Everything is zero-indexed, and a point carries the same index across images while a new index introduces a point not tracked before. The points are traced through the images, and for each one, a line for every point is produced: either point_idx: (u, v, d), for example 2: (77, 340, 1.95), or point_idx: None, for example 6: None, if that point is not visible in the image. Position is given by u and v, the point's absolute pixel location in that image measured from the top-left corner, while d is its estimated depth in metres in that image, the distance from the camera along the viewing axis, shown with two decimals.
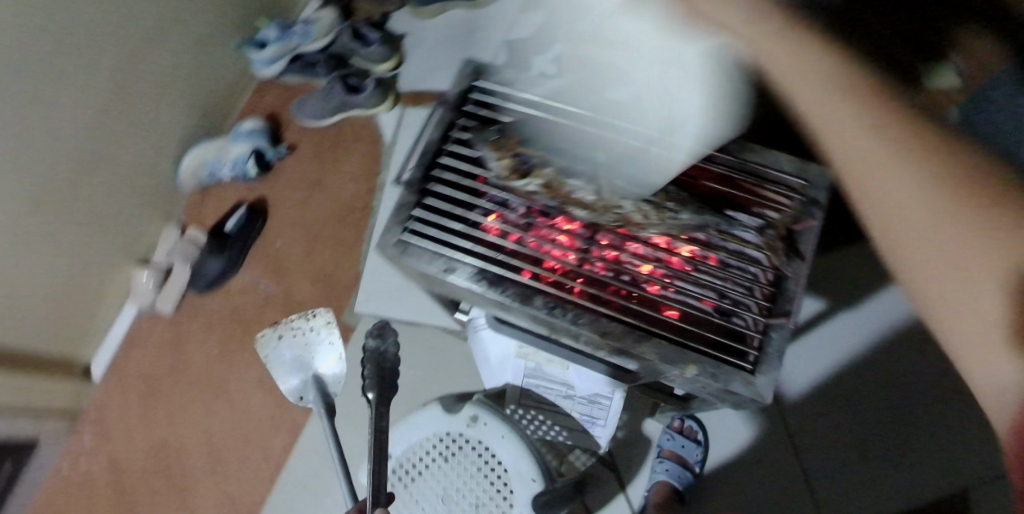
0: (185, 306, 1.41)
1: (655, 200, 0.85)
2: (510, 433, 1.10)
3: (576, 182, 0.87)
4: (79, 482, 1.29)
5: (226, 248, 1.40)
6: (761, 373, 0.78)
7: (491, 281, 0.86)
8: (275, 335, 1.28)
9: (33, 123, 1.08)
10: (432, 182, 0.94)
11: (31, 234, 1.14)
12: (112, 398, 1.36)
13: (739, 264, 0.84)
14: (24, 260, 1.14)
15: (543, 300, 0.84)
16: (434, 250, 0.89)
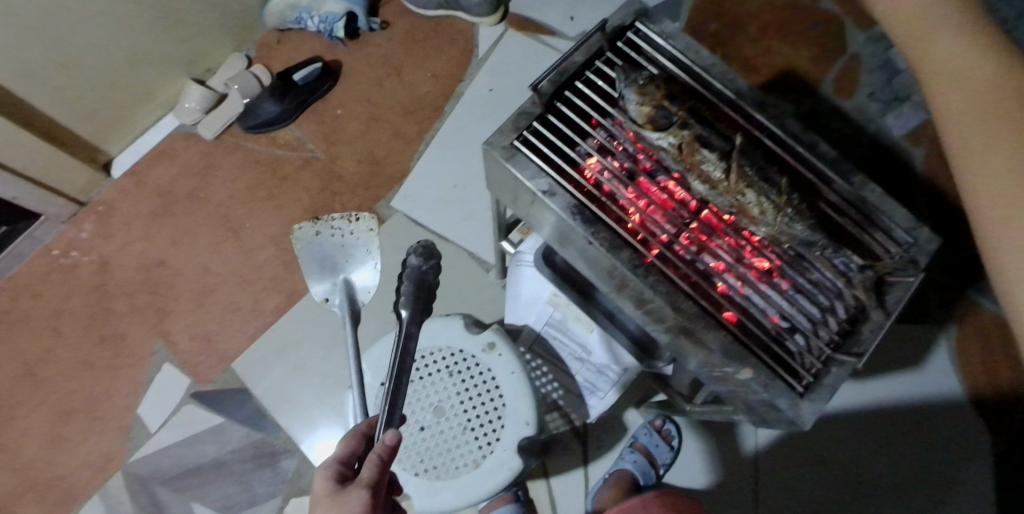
0: (225, 139, 1.39)
1: (777, 199, 0.69)
2: (523, 372, 0.92)
3: (710, 153, 0.70)
4: (78, 270, 1.35)
5: (287, 96, 1.35)
6: (808, 400, 0.66)
7: (586, 219, 0.69)
8: (313, 229, 1.06)
9: None
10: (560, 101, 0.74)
11: (91, 16, 1.12)
12: (124, 199, 1.39)
13: (822, 292, 0.69)
14: (77, 36, 1.13)
15: (629, 255, 0.68)
16: (540, 166, 0.71)
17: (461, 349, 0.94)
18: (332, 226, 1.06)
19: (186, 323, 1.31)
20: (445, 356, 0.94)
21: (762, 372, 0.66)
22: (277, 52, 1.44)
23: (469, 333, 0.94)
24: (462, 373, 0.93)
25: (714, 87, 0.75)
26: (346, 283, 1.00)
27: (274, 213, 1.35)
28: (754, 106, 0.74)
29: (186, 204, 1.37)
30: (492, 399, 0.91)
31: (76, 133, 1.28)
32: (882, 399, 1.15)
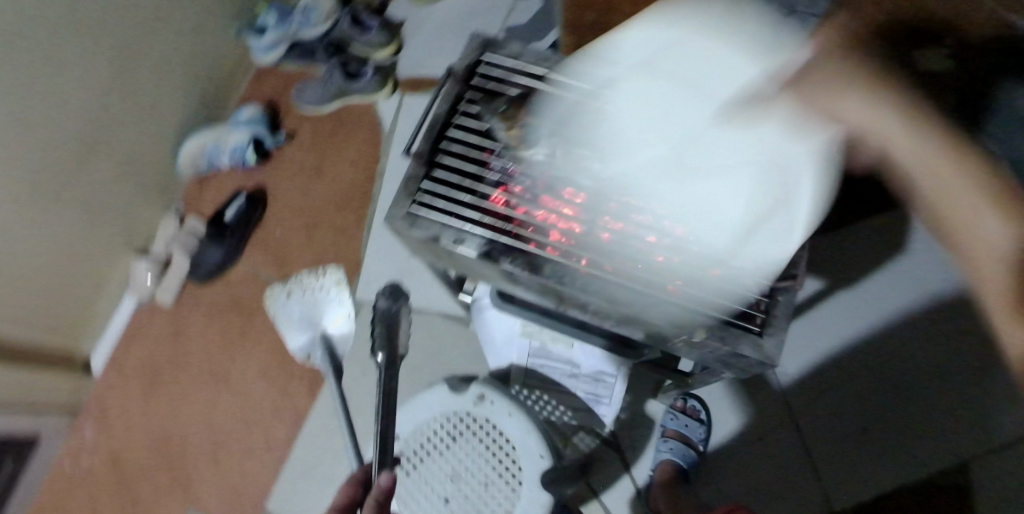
0: (184, 296, 1.42)
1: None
2: (520, 410, 0.92)
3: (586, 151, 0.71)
4: (95, 473, 1.36)
5: (225, 236, 1.39)
6: (768, 336, 0.68)
7: (501, 253, 0.72)
8: (285, 293, 1.36)
9: (18, 125, 1.07)
10: (441, 154, 0.77)
11: (24, 232, 1.15)
12: (113, 389, 1.41)
13: None
14: (19, 256, 1.16)
15: (552, 269, 0.71)
16: (443, 222, 0.74)
17: (456, 410, 0.95)
18: (302, 284, 1.36)
19: (209, 484, 1.31)
20: (443, 423, 0.95)
21: (717, 326, 0.68)
22: (202, 199, 1.48)
23: (457, 392, 0.95)
24: (465, 434, 0.93)
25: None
26: (323, 332, 1.29)
27: (253, 348, 1.37)
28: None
29: (170, 372, 1.39)
30: (502, 446, 0.92)
31: (45, 346, 1.30)
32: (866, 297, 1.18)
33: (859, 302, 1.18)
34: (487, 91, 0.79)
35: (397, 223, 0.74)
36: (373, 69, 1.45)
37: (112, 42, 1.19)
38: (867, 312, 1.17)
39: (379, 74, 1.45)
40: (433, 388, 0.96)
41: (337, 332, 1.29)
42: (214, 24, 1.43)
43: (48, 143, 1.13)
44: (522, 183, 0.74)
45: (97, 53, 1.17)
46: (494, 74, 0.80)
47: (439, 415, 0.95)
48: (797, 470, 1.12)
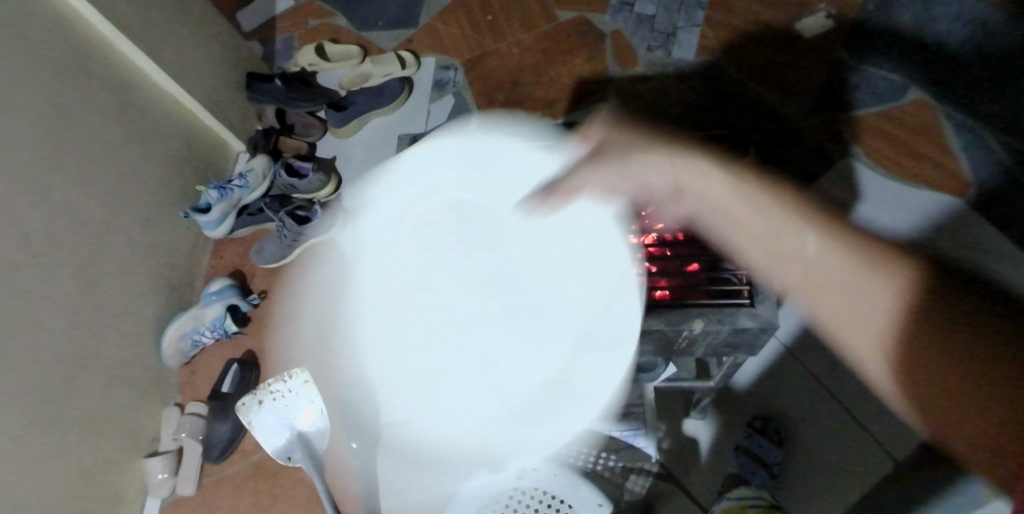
0: (206, 481, 1.38)
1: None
2: (564, 467, 0.93)
3: (541, 205, 0.79)
4: None
5: (230, 409, 1.39)
6: (759, 305, 0.75)
7: None
8: (257, 402, 1.14)
9: (12, 354, 1.10)
10: None
11: (38, 461, 1.13)
12: None
13: (701, 234, 0.82)
14: (37, 486, 1.13)
15: (550, 314, 0.76)
16: None
17: (504, 490, 0.93)
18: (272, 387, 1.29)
19: None
20: (498, 507, 0.93)
21: (717, 312, 0.74)
22: (197, 380, 1.48)
23: (497, 472, 0.94)
24: (522, 510, 0.92)
25: (508, 154, 0.87)
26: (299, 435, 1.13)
27: (290, 507, 1.32)
28: (543, 144, 0.88)
29: None
30: (555, 509, 0.91)
31: None
32: None
33: None
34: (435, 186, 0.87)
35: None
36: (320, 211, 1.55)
37: (77, 256, 1.25)
38: None
39: (326, 214, 1.55)
40: (472, 475, 0.95)
41: (313, 431, 1.12)
42: (164, 213, 1.49)
43: (42, 364, 1.16)
44: (497, 255, 0.83)
45: (67, 269, 1.22)
46: (435, 170, 0.88)
47: (493, 502, 0.93)
48: (843, 428, 1.17)
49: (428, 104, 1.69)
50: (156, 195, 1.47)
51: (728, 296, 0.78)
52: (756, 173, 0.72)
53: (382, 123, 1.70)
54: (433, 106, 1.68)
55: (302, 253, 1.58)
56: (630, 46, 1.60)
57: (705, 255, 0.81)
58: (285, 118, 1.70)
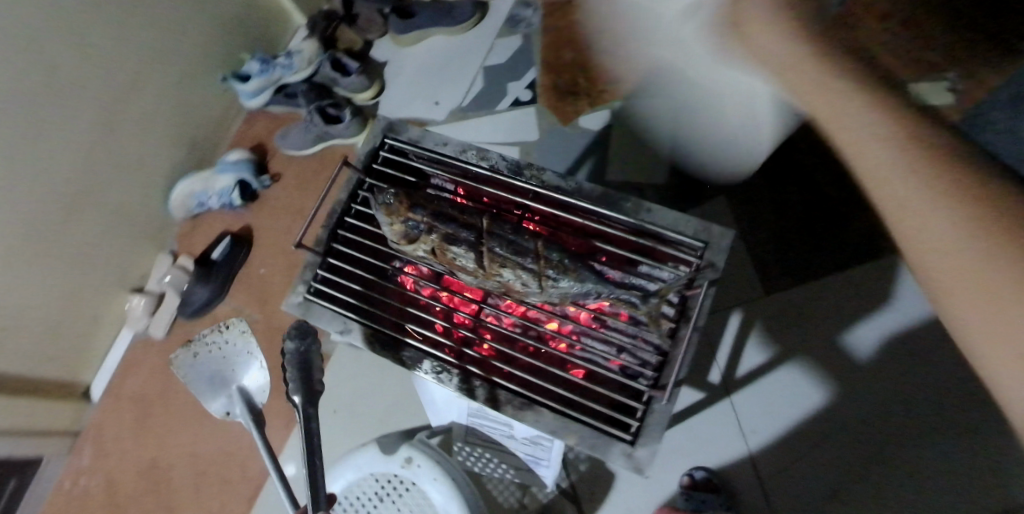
0: (175, 332, 1.50)
1: (536, 267, 0.73)
2: (445, 475, 0.94)
3: (458, 248, 0.74)
4: (90, 496, 1.41)
5: (212, 276, 1.47)
6: (639, 444, 0.71)
7: (384, 343, 0.80)
8: (192, 354, 1.29)
9: (17, 170, 1.17)
10: (340, 244, 0.85)
11: (25, 270, 1.25)
12: (108, 417, 1.47)
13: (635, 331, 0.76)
14: (18, 292, 1.25)
15: (431, 363, 0.78)
16: (336, 309, 0.83)
17: (384, 472, 0.96)
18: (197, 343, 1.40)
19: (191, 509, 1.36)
20: (372, 483, 0.97)
21: (592, 435, 0.73)
22: (195, 239, 1.57)
23: (387, 455, 0.96)
24: (393, 496, 0.95)
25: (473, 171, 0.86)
26: (240, 390, 1.15)
27: None
28: (512, 176, 0.86)
29: (160, 403, 1.45)
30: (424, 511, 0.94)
31: (44, 378, 1.38)
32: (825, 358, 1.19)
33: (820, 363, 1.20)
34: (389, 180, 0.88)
35: (292, 311, 0.83)
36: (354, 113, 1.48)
37: (106, 94, 1.29)
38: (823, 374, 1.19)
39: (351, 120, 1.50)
40: (365, 445, 0.98)
41: (253, 386, 1.17)
42: (204, 73, 1.51)
43: (46, 186, 1.24)
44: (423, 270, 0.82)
45: (90, 105, 1.26)
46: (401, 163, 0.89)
47: (371, 476, 0.96)
48: None
49: (494, 37, 1.58)
50: (198, 54, 1.47)
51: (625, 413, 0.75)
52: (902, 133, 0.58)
53: (442, 43, 1.61)
54: (499, 42, 1.57)
55: (324, 150, 1.57)
56: None
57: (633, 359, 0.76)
58: (350, 7, 1.64)
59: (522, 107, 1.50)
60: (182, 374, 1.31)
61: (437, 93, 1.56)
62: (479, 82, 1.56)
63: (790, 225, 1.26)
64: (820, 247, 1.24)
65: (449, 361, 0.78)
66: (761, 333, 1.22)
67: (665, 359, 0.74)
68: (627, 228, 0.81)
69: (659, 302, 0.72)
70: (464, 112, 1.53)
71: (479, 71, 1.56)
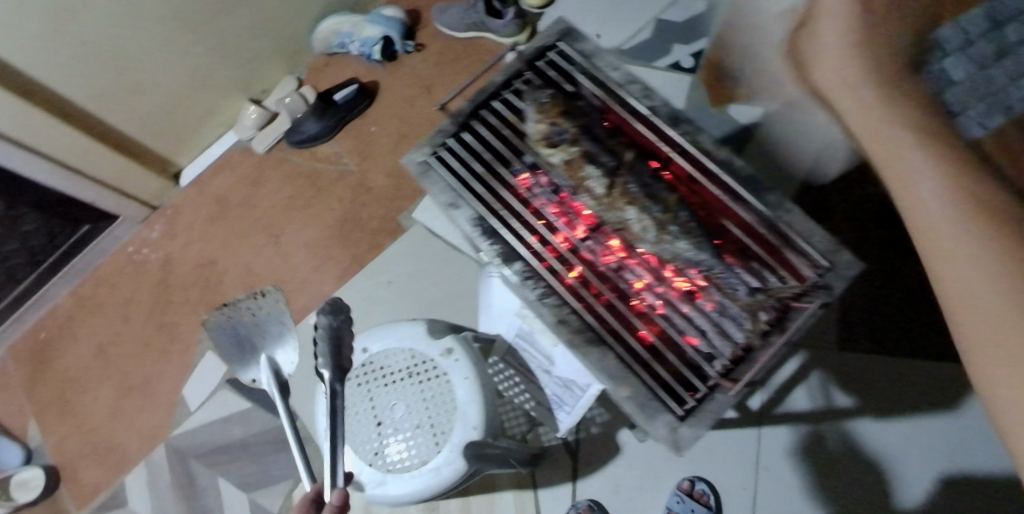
0: (275, 152, 1.55)
1: (660, 218, 0.79)
2: (477, 378, 0.96)
3: (593, 170, 0.82)
4: (147, 265, 1.51)
5: (327, 113, 1.50)
6: (687, 424, 0.71)
7: (484, 232, 0.83)
8: (224, 315, 1.19)
9: None
10: (477, 122, 0.89)
11: (166, 43, 1.30)
12: (187, 204, 1.56)
13: (723, 321, 0.75)
14: (153, 60, 1.31)
15: (520, 267, 0.81)
16: (451, 182, 0.86)
17: (422, 353, 0.98)
18: (245, 305, 1.18)
19: None
20: (408, 359, 0.99)
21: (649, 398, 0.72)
22: (323, 75, 1.59)
23: (433, 339, 0.99)
24: (421, 378, 0.97)
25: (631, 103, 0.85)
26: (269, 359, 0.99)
27: (312, 220, 1.49)
28: (665, 122, 0.84)
29: (237, 210, 1.52)
30: (444, 402, 0.95)
31: (146, 146, 1.46)
32: (876, 439, 1.18)
33: (870, 438, 1.18)
34: (546, 77, 0.89)
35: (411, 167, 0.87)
36: (661, 108, 0.84)
37: None
38: (859, 448, 1.18)
39: (638, 84, 0.85)
40: (414, 321, 1.01)
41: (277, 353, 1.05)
42: None
43: None
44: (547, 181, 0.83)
45: None
46: (563, 57, 0.89)
47: (411, 350, 0.99)
48: None
49: None
50: None
51: (677, 395, 0.73)
52: (1007, 237, 0.63)
53: None
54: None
55: (472, 40, 1.55)
56: None
57: (704, 344, 0.74)
58: None
59: (679, 72, 1.45)
60: (210, 336, 1.21)
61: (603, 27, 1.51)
62: (648, 31, 1.50)
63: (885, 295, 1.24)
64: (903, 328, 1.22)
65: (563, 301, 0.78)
66: (817, 381, 1.22)
67: (745, 354, 0.73)
68: (758, 217, 0.77)
69: (764, 301, 0.73)
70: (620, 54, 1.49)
71: (652, 21, 1.50)
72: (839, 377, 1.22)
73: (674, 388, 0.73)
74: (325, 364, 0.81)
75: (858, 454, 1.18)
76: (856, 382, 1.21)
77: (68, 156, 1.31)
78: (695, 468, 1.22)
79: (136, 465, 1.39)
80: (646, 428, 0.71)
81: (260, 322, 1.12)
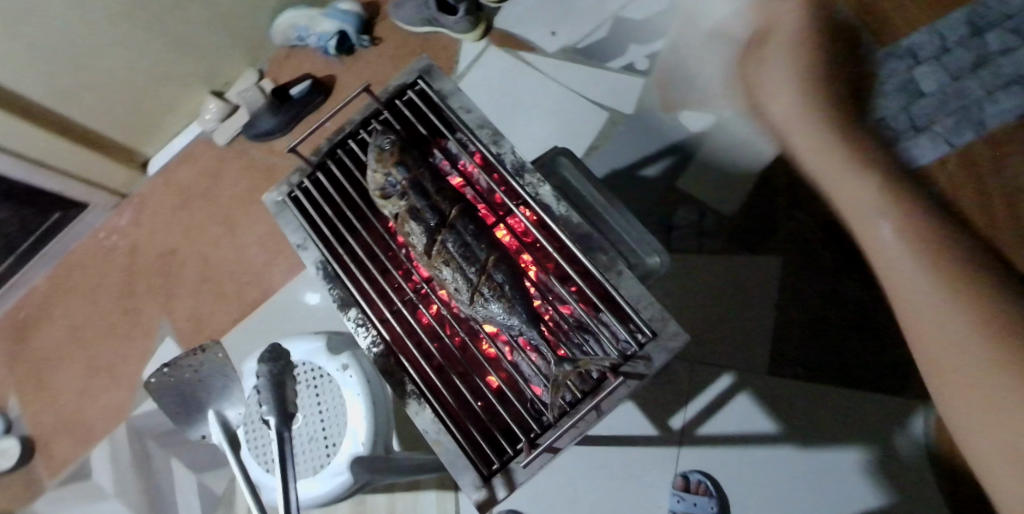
0: (234, 145, 1.58)
1: (476, 280, 0.74)
2: (369, 394, 0.99)
3: (416, 228, 0.77)
4: (115, 251, 1.59)
5: (282, 109, 1.50)
6: (489, 485, 0.69)
7: (327, 277, 0.80)
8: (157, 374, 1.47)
9: None
10: (334, 162, 0.85)
11: (116, 40, 1.33)
12: (152, 193, 1.62)
13: (537, 376, 0.73)
14: (105, 57, 1.34)
15: (355, 313, 0.78)
16: (304, 221, 0.83)
17: (319, 367, 1.02)
18: (183, 364, 1.00)
19: (186, 304, 1.50)
20: (306, 371, 1.02)
21: (455, 456, 0.71)
22: (284, 68, 1.60)
23: (330, 354, 1.02)
24: (318, 389, 1.01)
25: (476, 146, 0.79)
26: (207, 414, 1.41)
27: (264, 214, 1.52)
28: (513, 176, 0.77)
29: (198, 202, 1.57)
30: (338, 417, 0.99)
31: (109, 139, 1.52)
32: (802, 469, 1.14)
33: (796, 468, 1.14)
34: (402, 119, 0.83)
35: (267, 206, 0.84)
36: (509, 159, 0.78)
37: None
38: (782, 477, 1.14)
39: (488, 129, 0.79)
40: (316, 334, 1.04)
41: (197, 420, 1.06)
42: None
43: None
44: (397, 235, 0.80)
45: None
46: (425, 97, 0.82)
47: (309, 363, 1.02)
48: None
49: None
50: None
51: (497, 447, 0.72)
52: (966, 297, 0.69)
53: None
54: None
55: (428, 35, 1.53)
56: (870, 105, 1.27)
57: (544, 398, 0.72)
58: None
59: (632, 74, 1.39)
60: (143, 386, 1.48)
61: (558, 24, 1.46)
62: (604, 29, 1.43)
63: (820, 324, 1.20)
64: (832, 356, 1.18)
65: (388, 347, 0.76)
66: (741, 405, 1.19)
67: (564, 415, 0.70)
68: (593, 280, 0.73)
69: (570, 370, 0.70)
70: (574, 52, 1.43)
71: (610, 18, 1.43)
72: (769, 404, 1.18)
73: (489, 453, 0.71)
74: (269, 408, 0.80)
75: (779, 483, 1.14)
76: (786, 409, 1.17)
77: (39, 154, 1.39)
78: (614, 486, 1.21)
79: (100, 440, 1.49)
80: (456, 481, 0.71)
81: (207, 382, 1.01)
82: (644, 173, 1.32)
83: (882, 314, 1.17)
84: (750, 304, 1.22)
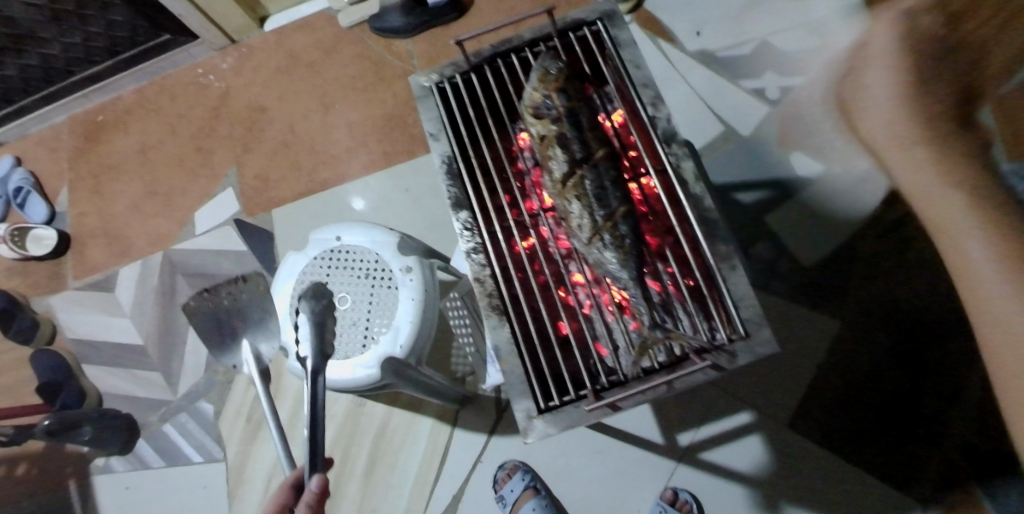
0: (354, 31, 1.59)
1: (601, 222, 0.75)
2: (421, 303, 1.00)
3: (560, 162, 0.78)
4: (209, 90, 1.61)
5: (414, 13, 1.51)
6: (542, 419, 0.73)
7: (451, 172, 0.84)
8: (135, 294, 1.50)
9: None
10: (493, 67, 0.87)
11: None
12: (260, 48, 1.63)
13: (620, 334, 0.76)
14: None
15: (465, 216, 0.82)
16: (441, 109, 0.86)
17: (384, 261, 1.04)
18: (223, 291, 1.04)
19: (259, 162, 1.52)
20: (370, 260, 1.04)
21: (518, 381, 0.74)
22: None
23: (398, 253, 1.04)
24: (375, 281, 1.03)
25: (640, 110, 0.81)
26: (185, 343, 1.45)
27: (361, 106, 1.52)
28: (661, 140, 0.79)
29: (302, 71, 1.58)
30: (385, 313, 1.01)
31: None
32: None
33: None
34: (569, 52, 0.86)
35: (413, 86, 0.88)
36: (661, 123, 0.80)
37: None
38: None
39: (651, 91, 0.81)
40: (389, 230, 1.06)
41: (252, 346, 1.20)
42: None
43: None
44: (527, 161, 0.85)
45: None
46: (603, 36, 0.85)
47: (376, 254, 1.04)
48: None
49: (800, 20, 1.42)
50: None
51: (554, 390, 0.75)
52: None
53: None
54: (798, 29, 1.41)
55: None
56: None
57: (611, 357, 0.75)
58: None
59: (760, 99, 1.38)
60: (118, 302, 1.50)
61: (705, 26, 1.45)
62: (748, 47, 1.42)
63: (855, 398, 1.19)
64: (857, 431, 1.17)
65: (489, 258, 0.80)
66: (750, 444, 1.20)
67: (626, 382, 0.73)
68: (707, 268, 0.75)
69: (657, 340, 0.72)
70: (710, 59, 1.43)
71: (757, 39, 1.42)
72: (777, 454, 1.19)
73: (550, 392, 0.76)
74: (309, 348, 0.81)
75: None
76: (791, 464, 1.18)
77: None
78: (604, 472, 1.23)
79: (133, 259, 1.52)
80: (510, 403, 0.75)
81: (245, 312, 1.03)
82: (737, 197, 1.33)
83: (916, 407, 1.17)
84: (793, 355, 1.23)
